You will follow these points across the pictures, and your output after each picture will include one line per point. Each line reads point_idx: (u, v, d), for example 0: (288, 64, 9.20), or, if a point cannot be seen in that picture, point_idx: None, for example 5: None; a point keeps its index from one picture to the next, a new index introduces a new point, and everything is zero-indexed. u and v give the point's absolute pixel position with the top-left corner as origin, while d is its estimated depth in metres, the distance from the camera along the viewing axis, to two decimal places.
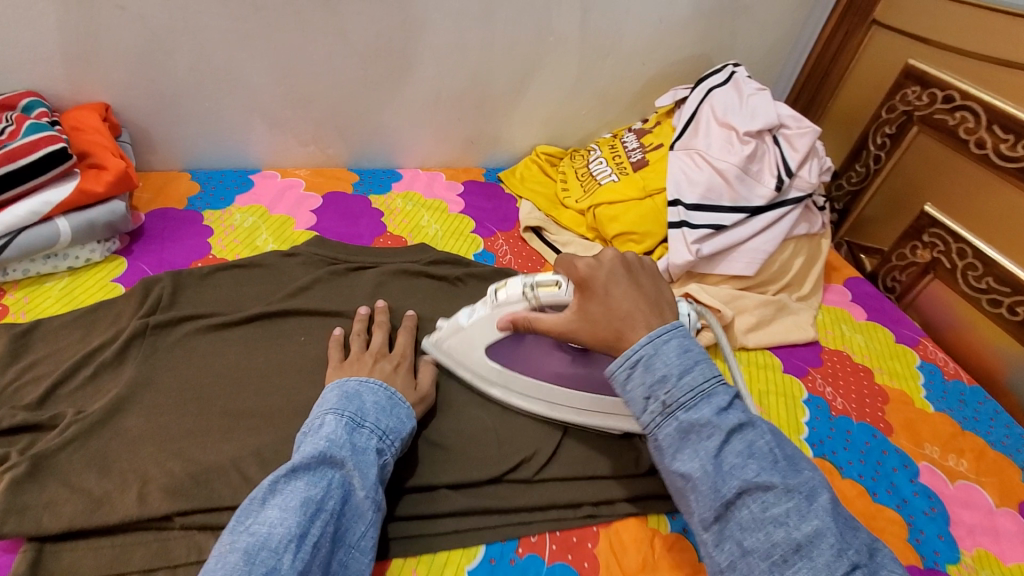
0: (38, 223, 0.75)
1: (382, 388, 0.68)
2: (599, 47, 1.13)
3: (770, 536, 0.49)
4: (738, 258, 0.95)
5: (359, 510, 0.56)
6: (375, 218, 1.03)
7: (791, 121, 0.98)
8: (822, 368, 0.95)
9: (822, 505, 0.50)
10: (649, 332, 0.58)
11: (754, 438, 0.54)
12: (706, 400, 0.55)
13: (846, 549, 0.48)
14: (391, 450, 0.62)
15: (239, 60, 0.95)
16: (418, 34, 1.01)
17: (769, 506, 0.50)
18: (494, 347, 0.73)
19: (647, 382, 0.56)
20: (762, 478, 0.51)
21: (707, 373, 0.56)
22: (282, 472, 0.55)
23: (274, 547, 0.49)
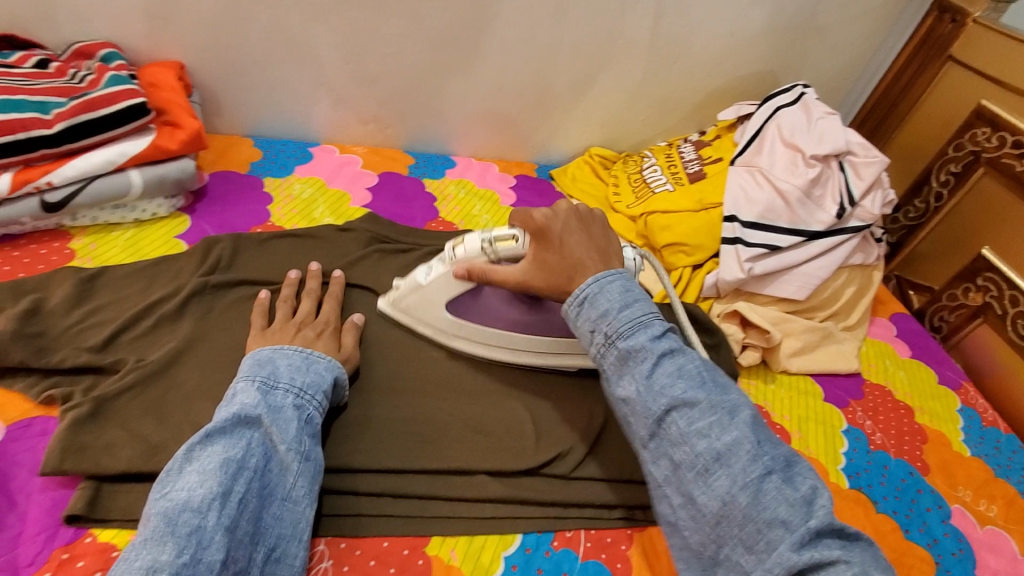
0: (112, 173, 0.77)
1: (298, 350, 0.66)
2: (667, 54, 1.12)
3: (694, 448, 0.54)
4: (790, 281, 0.94)
5: (284, 465, 0.55)
6: (427, 203, 1.03)
7: (860, 149, 0.98)
8: (863, 401, 0.94)
9: (742, 419, 0.55)
10: (594, 275, 0.63)
11: (683, 362, 0.58)
12: (643, 329, 0.59)
13: (762, 456, 0.53)
14: (313, 404, 0.61)
15: (312, 33, 0.96)
16: (488, 24, 1.01)
17: (694, 421, 0.55)
18: (453, 303, 0.75)
19: (592, 318, 0.61)
20: (688, 395, 0.56)
21: (644, 307, 0.61)
22: (197, 439, 0.53)
23: (195, 508, 0.48)
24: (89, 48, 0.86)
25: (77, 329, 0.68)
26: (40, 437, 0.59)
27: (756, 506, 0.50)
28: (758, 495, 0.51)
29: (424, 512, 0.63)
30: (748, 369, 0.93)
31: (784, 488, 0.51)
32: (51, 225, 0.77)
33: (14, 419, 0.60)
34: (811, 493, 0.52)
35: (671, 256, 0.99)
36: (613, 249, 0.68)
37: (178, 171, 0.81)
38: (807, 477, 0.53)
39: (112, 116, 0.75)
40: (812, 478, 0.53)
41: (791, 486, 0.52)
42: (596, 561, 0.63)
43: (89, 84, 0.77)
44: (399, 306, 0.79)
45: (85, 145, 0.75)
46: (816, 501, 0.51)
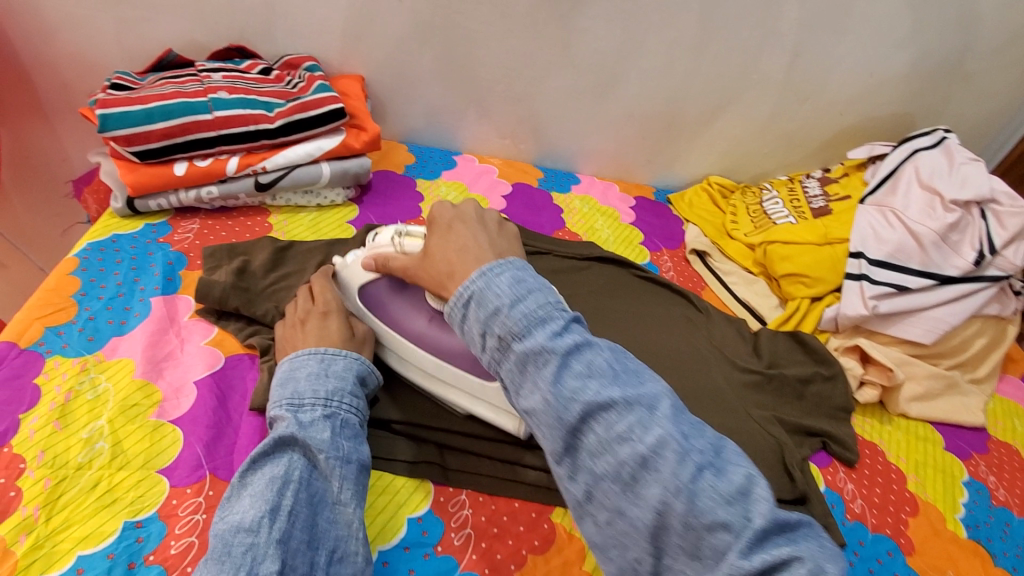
0: (308, 164, 0.92)
1: (315, 355, 0.66)
2: (800, 91, 1.15)
3: (618, 456, 0.46)
4: (916, 324, 0.93)
5: (328, 470, 0.57)
6: (555, 213, 1.12)
7: (1005, 197, 0.95)
8: (987, 456, 0.90)
9: (664, 413, 0.47)
10: (480, 269, 0.54)
11: (592, 356, 0.49)
12: (542, 325, 0.50)
13: (688, 451, 0.45)
14: (343, 408, 0.62)
15: (475, 56, 1.09)
16: (632, 56, 1.09)
17: (613, 425, 0.47)
18: (415, 331, 0.72)
19: (482, 319, 0.52)
20: (603, 396, 0.47)
21: (540, 298, 0.52)
22: (245, 466, 0.56)
23: (249, 527, 0.51)
24: (296, 61, 1.04)
25: (274, 289, 0.82)
26: (249, 369, 0.73)
27: (695, 513, 0.43)
28: (694, 499, 0.43)
29: (550, 484, 0.69)
30: (863, 407, 0.92)
31: (716, 482, 0.44)
32: (256, 202, 0.93)
33: (230, 352, 0.74)
34: (746, 482, 0.45)
35: (788, 286, 1.01)
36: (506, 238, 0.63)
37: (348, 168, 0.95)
38: (739, 464, 0.46)
39: (318, 117, 0.90)
40: (745, 464, 0.46)
41: (724, 479, 0.44)
42: None
43: (301, 90, 0.94)
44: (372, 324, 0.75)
45: (293, 139, 0.91)
46: (753, 491, 0.44)
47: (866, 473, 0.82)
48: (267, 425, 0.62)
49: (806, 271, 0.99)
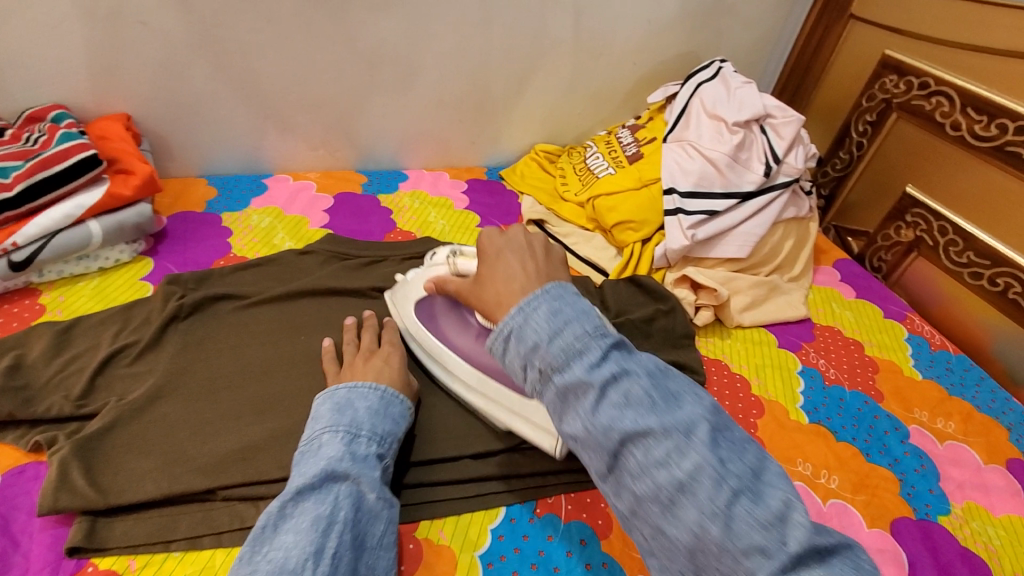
0: (71, 227, 0.81)
1: (372, 391, 0.67)
2: (592, 48, 1.19)
3: (656, 480, 0.45)
4: (731, 242, 1.00)
5: (374, 511, 0.55)
6: (385, 216, 1.08)
7: (778, 111, 1.04)
8: (815, 342, 0.99)
9: (701, 438, 0.45)
10: (530, 294, 0.55)
11: (630, 384, 0.48)
12: (579, 357, 0.49)
13: (728, 477, 0.44)
14: (391, 452, 0.62)
15: (254, 70, 1.01)
16: (421, 41, 1.06)
17: (652, 451, 0.46)
18: (423, 304, 0.80)
19: (522, 352, 0.52)
20: (640, 424, 0.46)
21: (576, 329, 0.51)
22: (290, 496, 0.53)
23: (291, 568, 0.48)
24: (38, 112, 0.90)
25: (60, 377, 0.71)
26: (35, 480, 0.62)
27: (730, 538, 0.42)
28: (729, 522, 0.43)
29: (412, 499, 0.67)
30: (704, 328, 0.99)
31: (753, 508, 0.43)
32: (19, 284, 0.80)
33: (7, 467, 0.63)
34: (784, 508, 0.43)
35: (620, 235, 1.04)
36: (553, 267, 0.62)
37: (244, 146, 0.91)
38: (778, 488, 0.44)
39: (68, 171, 0.80)
40: (785, 489, 0.45)
41: (759, 504, 0.43)
42: (578, 520, 0.67)
43: (41, 145, 0.82)
44: (393, 299, 0.84)
45: (44, 202, 0.79)
46: (791, 517, 0.43)
47: (715, 389, 0.88)
48: (306, 450, 0.60)
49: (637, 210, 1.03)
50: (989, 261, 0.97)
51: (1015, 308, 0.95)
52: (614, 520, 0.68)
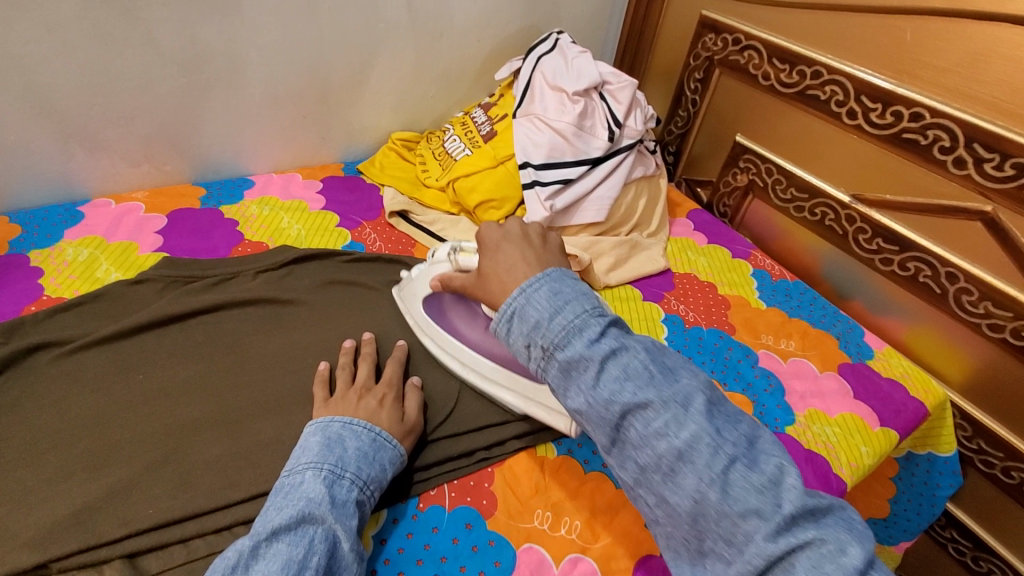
0: None
1: (366, 429, 0.64)
2: (432, 28, 1.16)
3: (656, 450, 0.49)
4: (588, 208, 1.04)
5: (345, 561, 0.52)
6: (230, 228, 1.00)
7: (612, 77, 1.09)
8: (675, 291, 1.07)
9: (698, 408, 0.49)
10: (525, 282, 0.57)
11: (629, 359, 0.51)
12: (580, 334, 0.52)
13: (723, 445, 0.48)
14: (371, 500, 0.59)
15: (39, 83, 0.88)
16: (240, 35, 0.98)
17: (651, 422, 0.49)
18: (431, 300, 0.82)
19: (524, 331, 0.55)
20: (638, 397, 0.50)
21: (576, 308, 0.54)
22: (261, 536, 0.51)
23: None
24: None
25: None
26: None
27: (729, 501, 0.46)
28: (728, 487, 0.46)
29: None
30: None
31: (750, 474, 0.47)
32: None
33: None
34: (777, 473, 0.48)
35: (484, 214, 1.06)
36: (553, 254, 0.65)
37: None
38: (770, 456, 0.49)
39: None
40: (776, 455, 0.49)
41: (755, 471, 0.47)
42: (462, 505, 0.67)
43: None
44: (403, 297, 0.85)
45: None
46: (784, 481, 0.47)
47: None
48: (282, 484, 0.57)
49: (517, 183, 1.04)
50: (807, 194, 1.08)
51: (831, 233, 1.07)
52: (498, 497, 0.69)
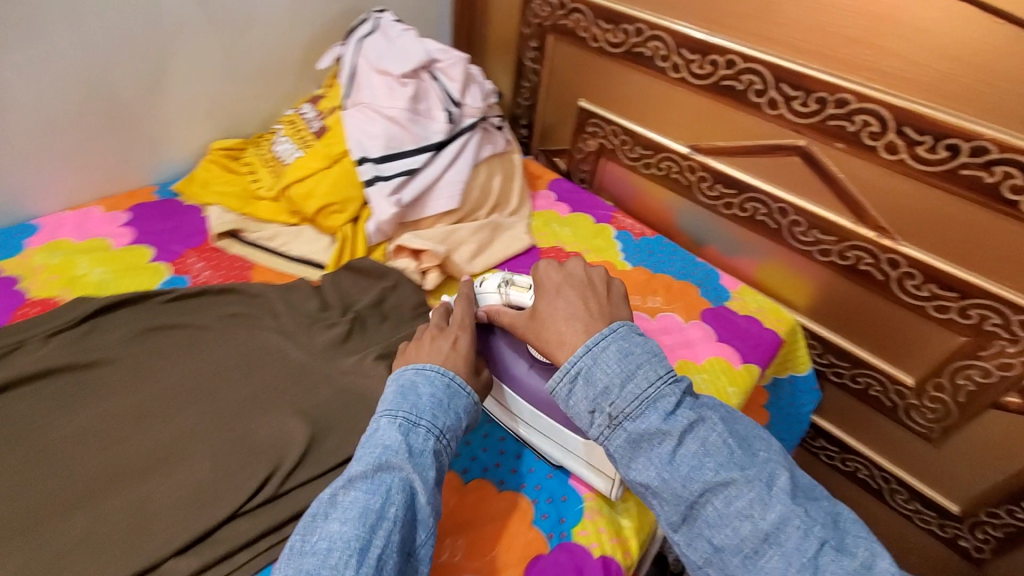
0: None
1: (440, 375, 0.62)
2: None
3: (738, 530, 0.52)
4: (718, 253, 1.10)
5: (424, 509, 0.53)
6: None
7: None
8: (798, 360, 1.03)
9: (782, 489, 0.53)
10: (585, 342, 0.59)
11: (707, 434, 0.55)
12: (654, 407, 0.56)
13: (813, 528, 0.51)
14: (447, 449, 0.58)
15: None
16: None
17: (734, 500, 0.53)
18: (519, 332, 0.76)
19: (589, 396, 0.58)
20: (722, 475, 0.53)
21: (647, 375, 0.57)
22: (341, 483, 0.53)
23: (334, 563, 0.48)
24: None
25: None
26: None
27: None
28: (816, 574, 0.50)
29: None
30: None
31: (841, 558, 0.50)
32: None
33: None
34: (869, 556, 0.51)
35: None
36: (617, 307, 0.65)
37: (263, 124, 1.11)
38: (857, 537, 0.53)
39: None
40: (863, 538, 0.53)
41: (845, 555, 0.51)
42: None
43: None
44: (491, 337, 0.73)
45: None
46: (876, 565, 0.50)
47: None
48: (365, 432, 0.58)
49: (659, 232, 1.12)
50: None
51: None
52: None
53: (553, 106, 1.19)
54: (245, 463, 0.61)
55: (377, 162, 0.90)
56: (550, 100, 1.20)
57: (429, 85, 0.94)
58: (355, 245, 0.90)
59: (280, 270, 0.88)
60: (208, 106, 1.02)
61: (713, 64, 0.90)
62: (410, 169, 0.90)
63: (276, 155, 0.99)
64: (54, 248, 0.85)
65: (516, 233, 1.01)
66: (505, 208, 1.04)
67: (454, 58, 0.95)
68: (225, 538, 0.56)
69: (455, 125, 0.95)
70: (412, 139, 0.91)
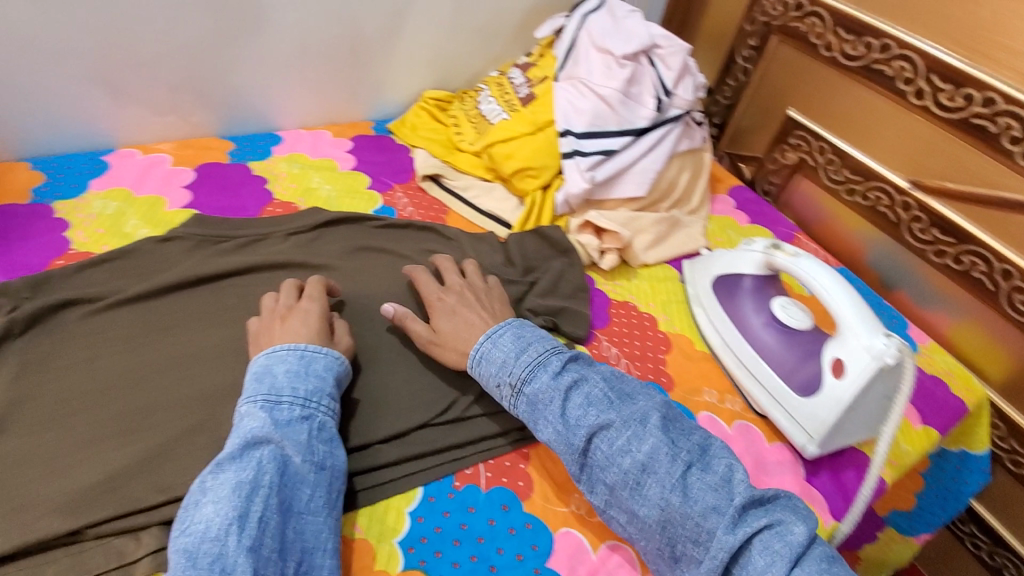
0: None
1: (291, 349, 0.60)
2: None
3: (621, 466, 0.56)
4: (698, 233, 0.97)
5: (300, 475, 0.52)
6: None
7: None
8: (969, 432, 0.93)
9: (653, 424, 0.58)
10: (485, 332, 0.66)
11: (588, 389, 0.61)
12: (542, 368, 0.62)
13: (677, 452, 0.57)
14: (321, 410, 0.57)
15: None
16: None
17: (614, 441, 0.57)
18: (721, 280, 0.84)
19: (495, 372, 0.64)
20: (601, 418, 0.58)
21: (539, 347, 0.64)
22: (209, 469, 0.51)
23: (214, 536, 0.46)
24: None
25: None
26: None
27: (689, 503, 0.53)
28: (686, 491, 0.54)
29: None
30: None
31: (704, 476, 0.55)
32: None
33: None
34: (728, 471, 0.56)
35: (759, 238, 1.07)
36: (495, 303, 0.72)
37: (469, 81, 1.17)
38: (721, 456, 0.58)
39: None
40: (725, 457, 0.58)
41: (708, 472, 0.56)
42: None
43: None
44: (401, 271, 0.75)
45: None
46: (734, 477, 0.55)
47: None
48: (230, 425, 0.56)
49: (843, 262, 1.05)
50: None
51: None
52: None
53: (755, 110, 1.15)
54: (436, 385, 0.68)
55: (579, 137, 0.92)
56: (753, 104, 1.15)
57: (645, 71, 0.93)
58: (542, 212, 0.94)
59: (471, 221, 0.95)
60: (429, 56, 1.09)
61: (967, 98, 0.82)
62: (608, 149, 0.92)
63: (481, 112, 1.05)
64: (294, 159, 0.96)
65: (692, 232, 1.00)
66: (685, 205, 1.03)
67: (676, 47, 0.93)
68: (417, 443, 0.63)
69: (661, 114, 0.94)
70: (617, 121, 0.92)
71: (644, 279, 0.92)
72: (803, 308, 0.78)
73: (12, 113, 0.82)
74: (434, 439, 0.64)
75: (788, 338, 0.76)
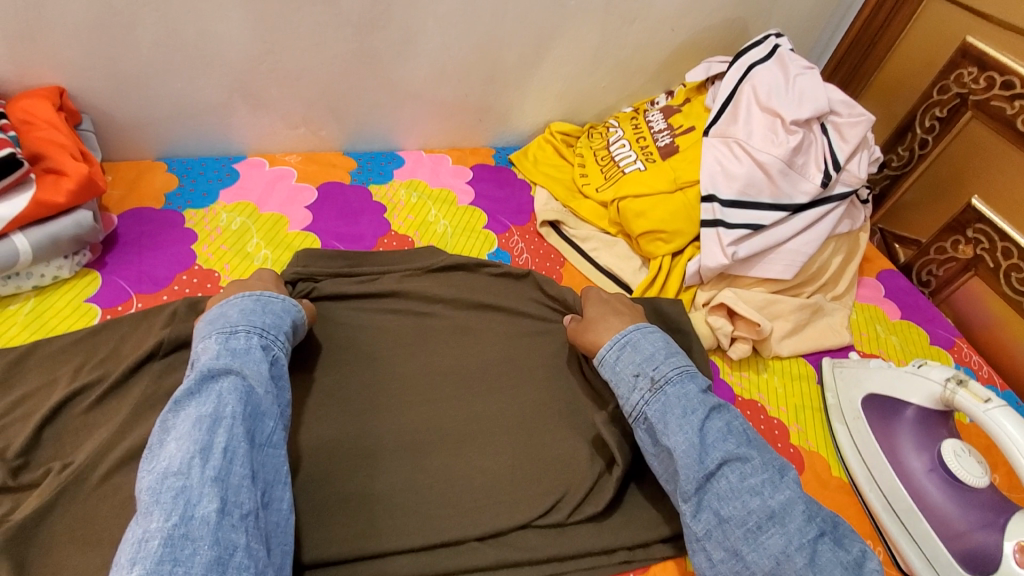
0: None
1: (247, 296, 0.62)
2: None
3: (747, 504, 0.53)
4: (777, 261, 0.82)
5: (261, 407, 0.53)
6: None
7: None
8: None
9: (792, 477, 0.55)
10: (635, 325, 0.67)
11: (729, 417, 0.59)
12: (690, 378, 0.61)
13: (814, 517, 0.53)
14: (278, 345, 0.59)
15: None
16: None
17: (747, 477, 0.54)
18: (879, 400, 0.72)
19: (636, 363, 0.63)
20: (740, 450, 0.56)
21: (685, 359, 0.63)
22: (168, 410, 0.50)
23: (177, 471, 0.45)
24: None
25: None
26: None
27: (813, 570, 0.49)
28: (813, 557, 0.50)
29: None
30: None
31: (836, 550, 0.52)
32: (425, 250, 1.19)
33: None
34: (861, 556, 0.52)
35: (908, 330, 0.93)
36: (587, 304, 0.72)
37: (599, 115, 1.09)
38: (853, 540, 0.54)
39: None
40: (858, 541, 0.54)
41: (840, 550, 0.52)
42: None
43: None
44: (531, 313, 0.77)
45: None
46: (866, 564, 0.52)
47: None
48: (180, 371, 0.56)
49: (1009, 381, 0.89)
50: None
51: None
52: None
53: (926, 189, 0.99)
54: (542, 481, 0.62)
55: (724, 205, 0.82)
56: (924, 179, 0.99)
57: (816, 140, 0.82)
58: (667, 281, 0.85)
59: (588, 278, 0.88)
60: (563, 88, 1.02)
61: None
62: (758, 224, 0.81)
63: (611, 155, 0.96)
64: (414, 187, 0.93)
65: (834, 323, 0.87)
66: (830, 290, 0.90)
67: (859, 117, 0.81)
68: (516, 549, 0.58)
69: (826, 190, 0.82)
70: (772, 193, 0.81)
71: (775, 374, 0.81)
72: (980, 459, 0.65)
73: (157, 114, 0.82)
74: (535, 546, 0.58)
75: (956, 494, 0.64)
